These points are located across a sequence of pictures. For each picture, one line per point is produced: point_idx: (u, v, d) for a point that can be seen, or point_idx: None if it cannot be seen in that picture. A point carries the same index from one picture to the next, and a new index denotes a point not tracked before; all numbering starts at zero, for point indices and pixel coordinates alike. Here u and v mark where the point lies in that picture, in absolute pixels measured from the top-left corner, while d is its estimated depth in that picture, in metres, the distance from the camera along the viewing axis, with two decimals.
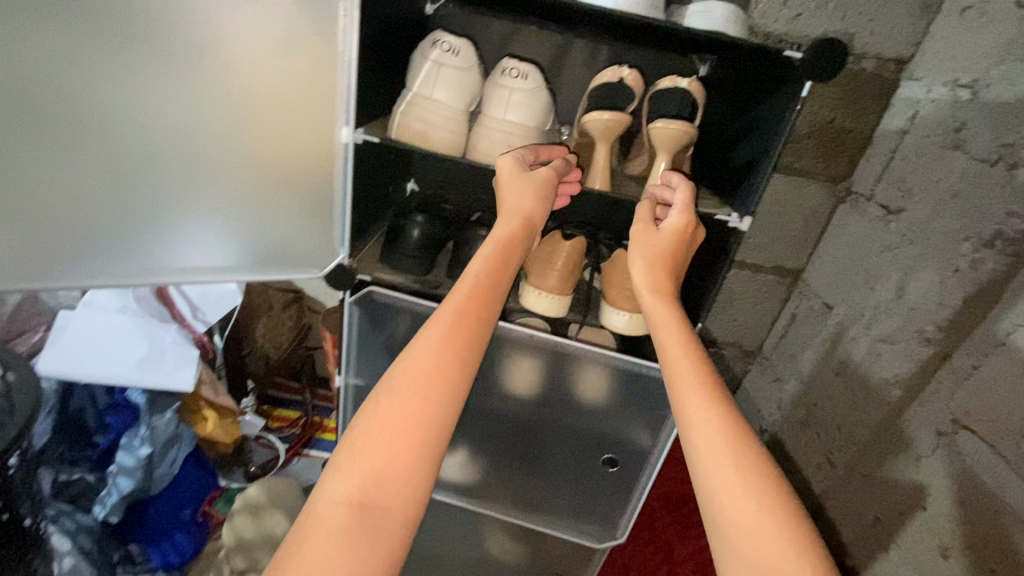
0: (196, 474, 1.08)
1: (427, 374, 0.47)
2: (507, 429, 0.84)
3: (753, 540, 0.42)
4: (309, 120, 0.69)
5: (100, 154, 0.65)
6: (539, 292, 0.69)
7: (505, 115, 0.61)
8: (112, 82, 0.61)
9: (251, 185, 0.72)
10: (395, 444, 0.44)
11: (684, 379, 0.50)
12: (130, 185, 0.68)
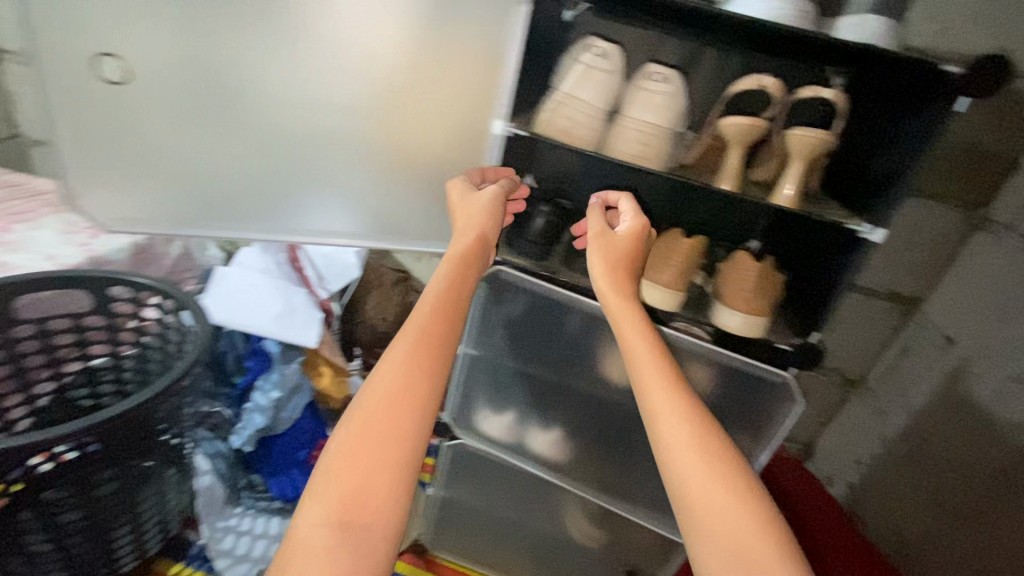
0: (312, 423, 1.20)
1: (393, 394, 0.55)
2: (604, 413, 0.87)
3: (720, 523, 0.49)
4: (455, 107, 0.79)
5: (251, 124, 0.78)
6: (654, 285, 0.72)
7: (643, 116, 0.64)
8: (264, 63, 0.74)
9: (394, 163, 0.84)
10: (360, 461, 0.51)
11: (650, 380, 0.58)
12: (277, 154, 0.82)
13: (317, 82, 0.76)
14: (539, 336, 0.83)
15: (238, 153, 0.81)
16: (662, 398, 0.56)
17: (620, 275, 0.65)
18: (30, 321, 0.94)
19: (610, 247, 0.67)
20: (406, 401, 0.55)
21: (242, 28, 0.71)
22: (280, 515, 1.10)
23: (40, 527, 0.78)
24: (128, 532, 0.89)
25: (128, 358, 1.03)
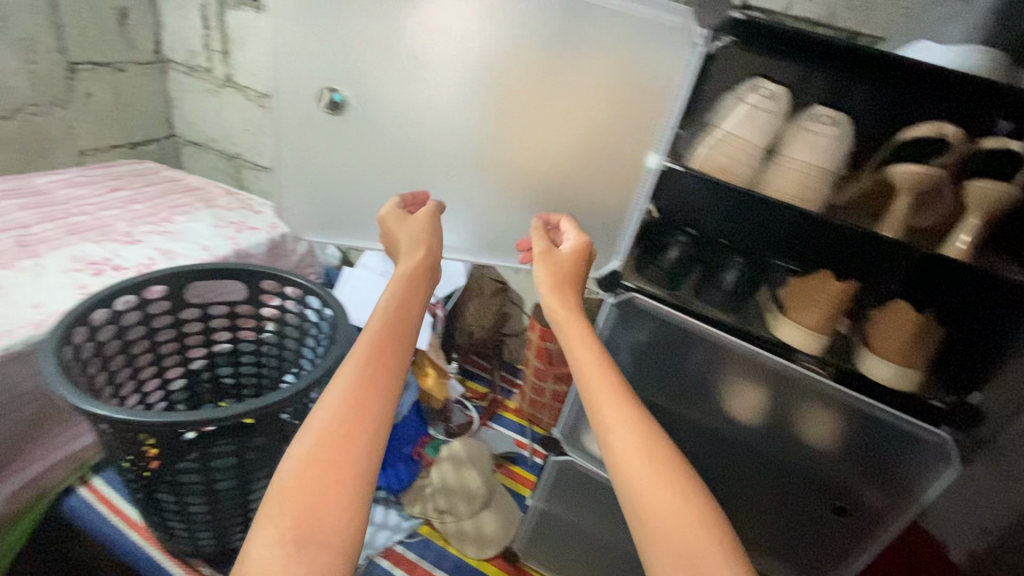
0: (416, 421, 1.26)
1: (348, 417, 0.63)
2: (721, 453, 0.88)
3: (669, 521, 0.57)
4: (580, 127, 0.86)
5: (386, 138, 0.93)
6: (796, 325, 0.71)
7: (807, 158, 0.64)
8: (395, 86, 0.87)
9: (511, 170, 0.93)
10: (314, 476, 0.59)
11: (596, 396, 0.66)
12: (408, 162, 0.96)
13: (485, 110, 0.87)
14: (662, 365, 0.84)
15: (390, 159, 0.96)
16: (607, 404, 0.65)
17: (562, 298, 0.78)
18: (195, 304, 1.05)
19: (553, 270, 0.81)
20: (355, 421, 0.63)
21: (430, 68, 0.84)
22: (383, 504, 1.17)
23: (201, 492, 0.88)
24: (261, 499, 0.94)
25: (268, 336, 1.12)
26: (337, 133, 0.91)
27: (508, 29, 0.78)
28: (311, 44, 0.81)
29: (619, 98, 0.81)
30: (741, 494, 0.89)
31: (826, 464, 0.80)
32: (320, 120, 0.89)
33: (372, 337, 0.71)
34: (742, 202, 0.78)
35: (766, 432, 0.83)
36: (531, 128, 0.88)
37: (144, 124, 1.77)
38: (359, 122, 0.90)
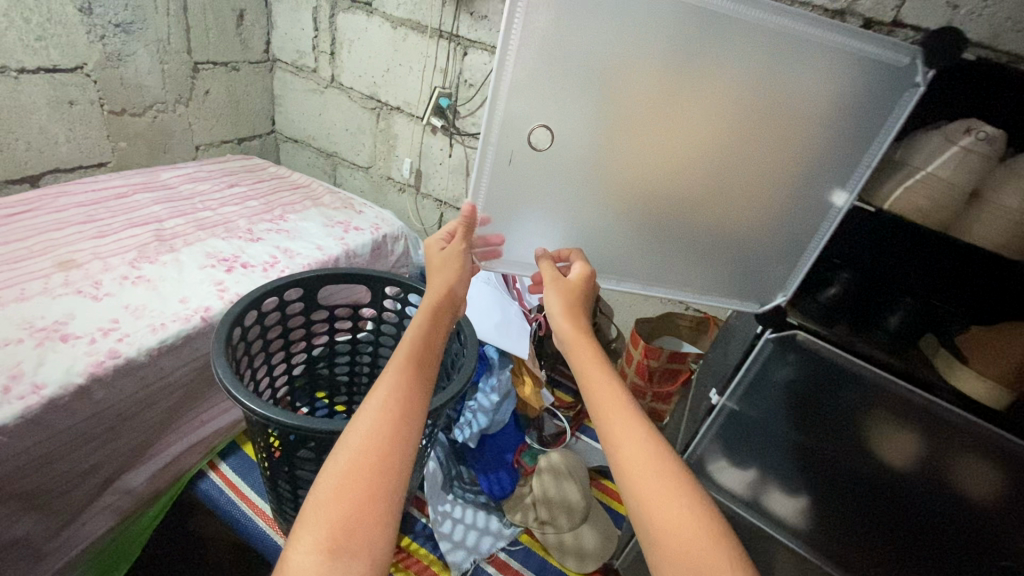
0: (515, 430, 1.29)
1: (373, 431, 0.57)
2: (859, 492, 0.83)
3: (686, 539, 0.51)
4: (797, 130, 0.66)
5: (558, 162, 0.68)
6: (980, 377, 0.65)
7: (1015, 202, 0.61)
8: (576, 91, 0.62)
9: (705, 194, 0.72)
10: (353, 485, 0.53)
11: (606, 408, 0.61)
12: (581, 187, 0.71)
13: (701, 150, 0.68)
14: (804, 402, 0.82)
15: (551, 189, 0.71)
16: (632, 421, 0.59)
17: (576, 319, 0.71)
18: (325, 307, 1.10)
19: (566, 290, 0.72)
20: (390, 434, 0.57)
21: (662, 87, 0.63)
22: (486, 510, 1.17)
23: None
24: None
25: (386, 335, 1.15)
26: (516, 176, 0.68)
27: (769, 56, 0.61)
28: (531, 60, 0.59)
29: (820, 124, 0.66)
30: (884, 542, 0.84)
31: (989, 517, 0.74)
32: (500, 159, 0.66)
33: (410, 348, 0.66)
34: (895, 236, 0.75)
35: (921, 480, 0.78)
36: (747, 170, 0.70)
37: (251, 121, 1.85)
38: (551, 162, 0.68)
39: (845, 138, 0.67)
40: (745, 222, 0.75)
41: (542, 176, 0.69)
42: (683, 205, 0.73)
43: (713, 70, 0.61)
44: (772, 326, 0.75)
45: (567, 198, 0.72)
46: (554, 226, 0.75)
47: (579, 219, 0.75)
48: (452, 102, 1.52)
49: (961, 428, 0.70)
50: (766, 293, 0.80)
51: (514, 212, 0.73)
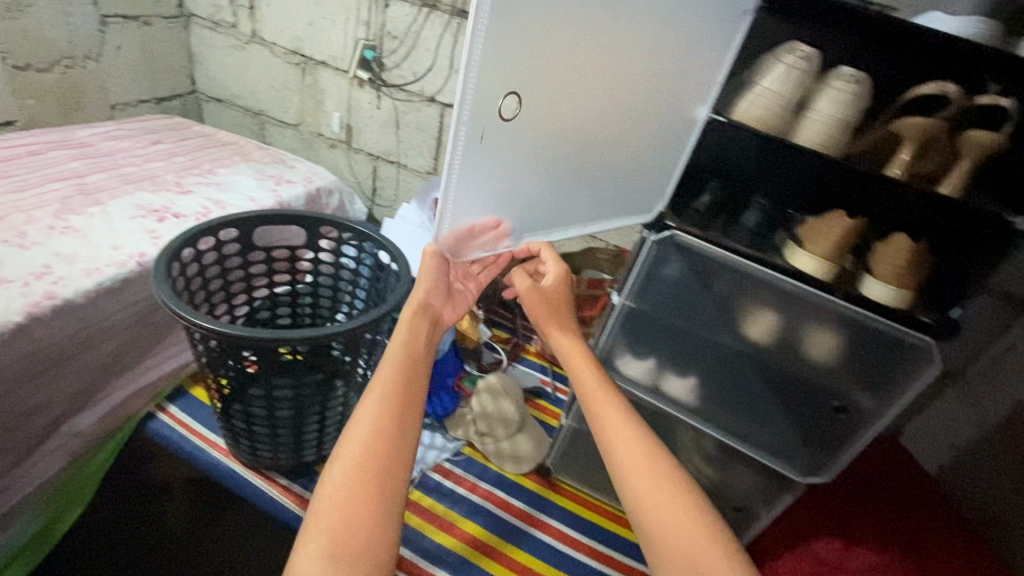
0: (454, 358, 1.41)
1: (374, 441, 0.71)
2: (732, 367, 1.02)
3: (655, 505, 0.75)
4: (675, 56, 0.73)
5: (532, 123, 0.64)
6: (810, 255, 0.83)
7: (827, 108, 0.77)
8: (551, 37, 0.57)
9: (620, 132, 0.76)
10: (362, 493, 0.68)
11: (597, 406, 0.83)
12: (547, 148, 0.69)
13: (623, 89, 0.71)
14: (688, 294, 0.98)
15: (524, 153, 0.66)
16: (608, 412, 0.82)
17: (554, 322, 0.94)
18: (261, 247, 1.15)
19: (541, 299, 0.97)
20: (389, 439, 0.72)
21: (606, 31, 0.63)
22: (430, 430, 1.31)
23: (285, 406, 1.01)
24: (315, 429, 1.07)
25: (324, 279, 1.22)
26: (489, 154, 0.62)
27: None
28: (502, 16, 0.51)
29: (691, 50, 0.75)
30: (754, 406, 1.02)
31: (829, 373, 0.92)
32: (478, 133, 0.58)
33: (400, 365, 0.80)
34: (749, 150, 0.92)
35: (777, 349, 0.95)
36: (644, 101, 0.75)
37: (169, 80, 1.80)
38: (518, 129, 0.63)
39: (707, 56, 0.77)
40: (635, 151, 0.81)
41: (519, 139, 0.64)
42: (604, 142, 0.76)
43: (625, 5, 0.62)
44: (655, 229, 0.88)
45: (535, 161, 0.69)
46: (517, 196, 0.70)
47: (543, 181, 0.73)
48: (376, 54, 1.59)
49: (802, 299, 0.88)
50: (650, 203, 0.91)
51: (494, 192, 0.67)
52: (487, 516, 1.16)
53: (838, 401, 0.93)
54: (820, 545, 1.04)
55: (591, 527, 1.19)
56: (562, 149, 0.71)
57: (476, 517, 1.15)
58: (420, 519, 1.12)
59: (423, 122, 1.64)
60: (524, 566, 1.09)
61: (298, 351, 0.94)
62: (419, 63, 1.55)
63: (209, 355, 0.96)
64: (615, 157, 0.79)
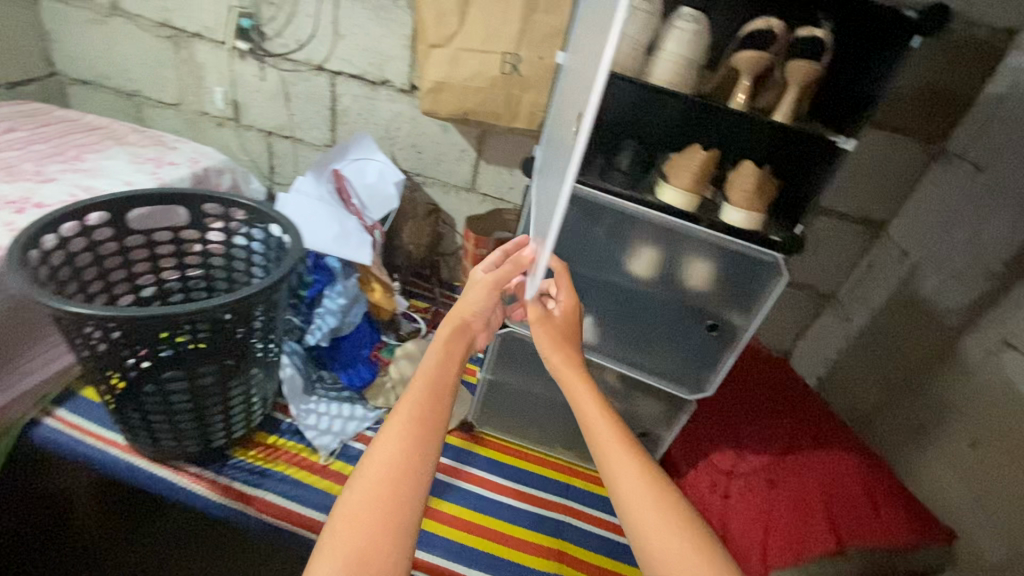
0: (370, 330, 1.39)
1: (397, 457, 0.68)
2: (623, 304, 1.08)
3: (666, 551, 0.64)
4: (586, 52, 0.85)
5: (560, 146, 0.71)
6: (676, 190, 0.90)
7: (672, 49, 0.82)
8: (586, 72, 0.66)
9: (565, 126, 0.88)
10: (384, 510, 0.64)
11: (612, 444, 0.75)
12: (551, 160, 0.78)
13: (577, 94, 0.83)
14: (579, 242, 1.01)
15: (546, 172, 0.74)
16: (614, 449, 0.74)
17: (562, 346, 0.86)
18: (139, 231, 1.10)
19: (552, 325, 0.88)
20: (410, 459, 0.68)
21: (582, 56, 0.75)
22: (350, 402, 1.27)
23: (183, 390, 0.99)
24: (219, 413, 1.06)
25: (217, 265, 1.21)
26: (557, 183, 0.68)
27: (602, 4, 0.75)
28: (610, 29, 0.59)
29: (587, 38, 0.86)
30: (645, 338, 1.10)
31: (704, 300, 1.02)
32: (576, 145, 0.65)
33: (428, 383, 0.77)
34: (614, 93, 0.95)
35: (658, 285, 1.03)
36: (575, 95, 0.86)
37: (18, 61, 1.62)
38: (557, 156, 0.70)
39: (587, 33, 0.88)
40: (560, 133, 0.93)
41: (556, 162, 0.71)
42: (559, 145, 0.87)
43: (591, 32, 0.74)
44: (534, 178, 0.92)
45: (548, 175, 0.77)
46: (538, 210, 0.78)
47: (547, 188, 0.81)
48: (255, 23, 1.52)
49: (674, 233, 0.95)
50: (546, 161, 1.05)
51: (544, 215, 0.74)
52: None
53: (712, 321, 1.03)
54: (717, 456, 1.21)
55: (515, 472, 1.25)
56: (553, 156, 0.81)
57: None
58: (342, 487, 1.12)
59: (315, 93, 1.60)
60: (451, 516, 1.12)
61: (195, 332, 0.94)
62: (302, 31, 1.51)
63: (97, 355, 0.92)
64: (558, 146, 0.91)
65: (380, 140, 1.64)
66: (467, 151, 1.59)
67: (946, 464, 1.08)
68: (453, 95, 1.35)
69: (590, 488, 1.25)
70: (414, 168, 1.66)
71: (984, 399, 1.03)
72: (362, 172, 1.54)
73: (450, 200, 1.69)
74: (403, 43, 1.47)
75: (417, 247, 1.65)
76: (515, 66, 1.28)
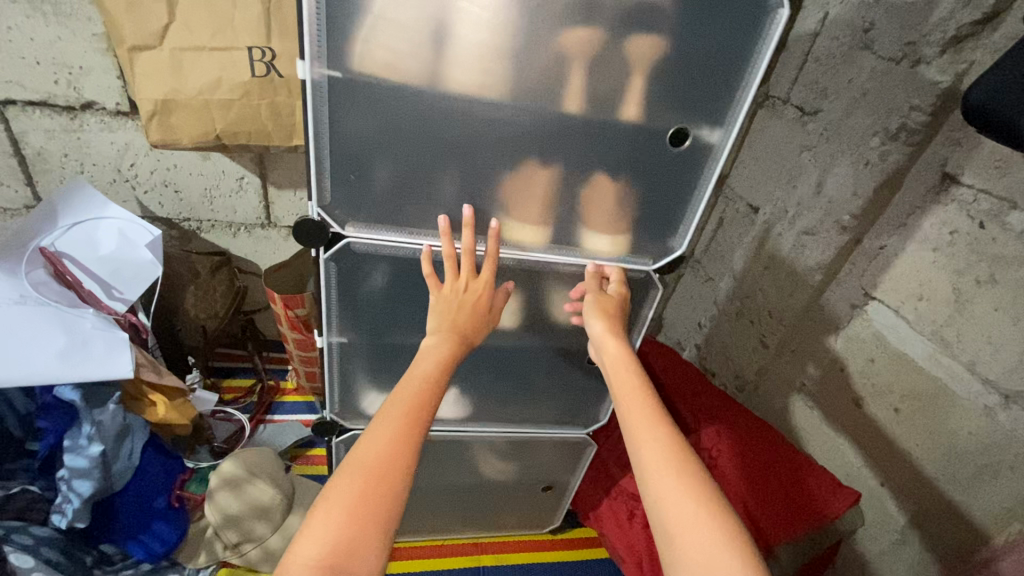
0: (162, 461, 1.00)
1: (390, 450, 0.56)
2: (488, 364, 0.84)
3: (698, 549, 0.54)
4: (454, 27, 0.54)
5: (630, 170, 0.65)
6: (523, 225, 0.68)
7: None
8: (679, 107, 0.61)
9: (449, 138, 0.61)
10: (370, 504, 0.53)
11: (643, 418, 0.64)
12: (557, 181, 0.65)
13: (475, 92, 0.58)
14: (406, 306, 0.73)
15: (588, 206, 0.68)
16: (644, 427, 0.63)
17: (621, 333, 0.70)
18: None
19: (604, 300, 0.71)
20: (401, 457, 0.57)
21: (546, 59, 0.56)
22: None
23: None
24: None
25: None
26: (664, 209, 0.69)
27: None
28: (739, 39, 0.58)
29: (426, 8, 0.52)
30: (524, 388, 0.88)
31: (579, 335, 0.83)
32: (697, 155, 0.65)
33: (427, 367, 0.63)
34: None
35: (525, 332, 0.81)
36: (464, 94, 0.58)
37: None
38: (632, 189, 0.67)
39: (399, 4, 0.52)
40: (410, 153, 0.61)
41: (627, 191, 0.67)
42: (465, 163, 0.63)
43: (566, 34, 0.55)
44: (322, 246, 0.63)
45: (566, 203, 0.67)
46: (581, 240, 0.71)
47: (533, 214, 0.68)
48: None
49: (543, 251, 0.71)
50: (346, 216, 0.63)
51: (617, 240, 0.71)
52: None
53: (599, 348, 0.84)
54: (627, 480, 1.07)
55: None
56: (515, 173, 0.64)
57: None
58: None
59: None
60: None
61: None
62: None
63: None
64: (428, 167, 0.62)
65: (113, 184, 1.17)
66: (245, 179, 1.19)
67: (838, 425, 1.05)
68: (190, 115, 0.93)
69: (501, 562, 1.06)
70: (178, 213, 1.22)
71: (860, 356, 1.01)
72: (92, 240, 1.06)
73: (243, 242, 1.29)
74: (98, 47, 1.00)
75: (212, 319, 1.23)
76: (269, 62, 0.91)
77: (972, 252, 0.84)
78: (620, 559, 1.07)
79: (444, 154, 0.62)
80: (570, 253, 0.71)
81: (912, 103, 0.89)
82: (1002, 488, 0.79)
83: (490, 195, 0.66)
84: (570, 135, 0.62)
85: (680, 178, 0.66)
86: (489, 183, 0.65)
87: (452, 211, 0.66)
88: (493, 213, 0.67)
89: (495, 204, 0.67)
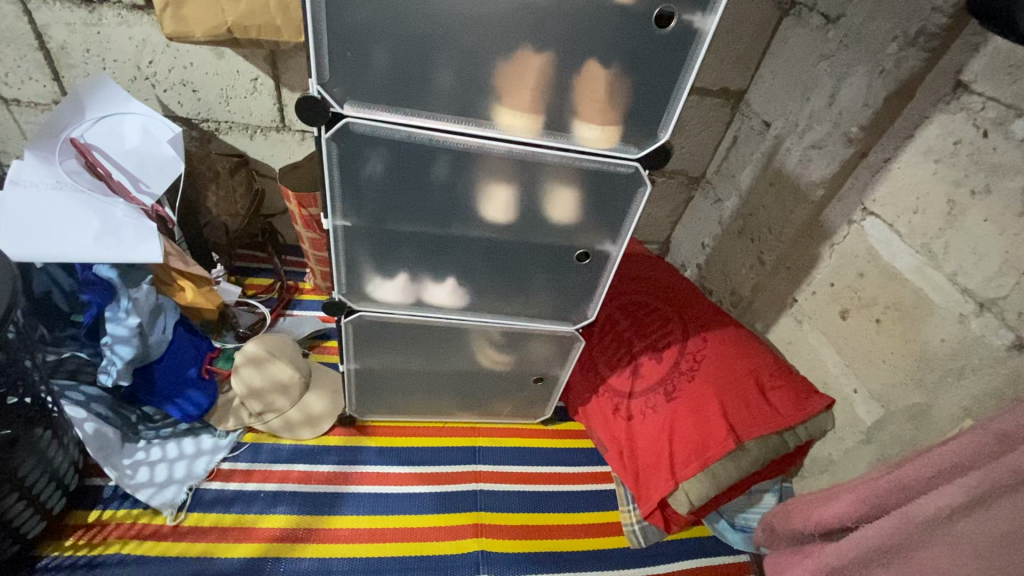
0: (191, 340, 1.12)
1: None
2: (485, 260, 0.89)
3: None
4: None
5: (620, 54, 0.66)
6: (515, 113, 0.71)
7: None
8: None
9: (441, 19, 0.62)
10: None
11: None
12: (549, 64, 0.67)
13: None
14: (405, 193, 0.77)
15: (578, 93, 0.69)
16: None
17: None
18: None
19: None
20: None
21: None
22: (193, 434, 1.06)
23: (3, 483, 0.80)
24: (29, 500, 0.84)
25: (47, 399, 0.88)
26: (654, 99, 0.70)
27: None
28: None
29: None
30: (521, 284, 0.93)
31: (571, 231, 0.85)
32: (681, 40, 0.65)
33: None
34: None
35: (518, 227, 0.84)
36: None
37: None
38: (619, 78, 0.68)
39: None
40: (404, 34, 0.62)
41: (617, 78, 0.68)
42: (457, 43, 0.64)
43: None
44: (323, 125, 0.67)
45: (557, 90, 0.69)
46: (567, 126, 0.72)
47: (524, 99, 0.70)
48: None
49: (531, 142, 0.73)
50: (347, 96, 0.67)
51: (602, 126, 0.72)
52: (290, 501, 1.01)
53: (585, 246, 0.87)
54: (615, 378, 1.16)
55: (411, 454, 1.13)
56: (505, 56, 0.66)
57: (277, 508, 1.00)
58: (206, 545, 0.93)
59: (2, 28, 1.10)
60: (349, 530, 0.99)
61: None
62: None
63: None
64: (421, 49, 0.64)
65: (133, 82, 1.20)
66: (259, 80, 1.22)
67: (824, 336, 1.09)
68: (202, 6, 0.95)
69: (495, 444, 1.18)
70: (196, 113, 1.27)
71: (851, 270, 1.03)
72: (117, 133, 1.11)
73: (260, 145, 1.33)
74: None
75: (233, 218, 1.30)
76: None
77: (972, 162, 0.83)
78: (603, 448, 1.18)
79: (438, 36, 0.63)
80: (555, 139, 0.73)
81: (934, 4, 0.85)
82: (963, 389, 0.83)
83: (483, 81, 0.68)
84: (562, 16, 0.63)
85: (671, 64, 0.66)
86: (483, 67, 0.67)
87: (446, 96, 0.68)
88: (485, 99, 0.69)
89: (488, 93, 0.69)
